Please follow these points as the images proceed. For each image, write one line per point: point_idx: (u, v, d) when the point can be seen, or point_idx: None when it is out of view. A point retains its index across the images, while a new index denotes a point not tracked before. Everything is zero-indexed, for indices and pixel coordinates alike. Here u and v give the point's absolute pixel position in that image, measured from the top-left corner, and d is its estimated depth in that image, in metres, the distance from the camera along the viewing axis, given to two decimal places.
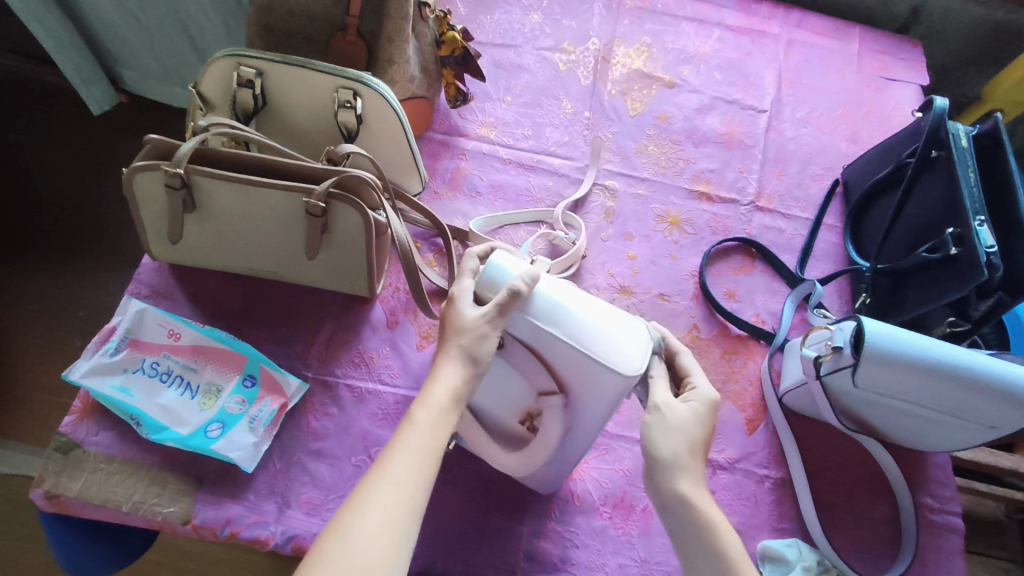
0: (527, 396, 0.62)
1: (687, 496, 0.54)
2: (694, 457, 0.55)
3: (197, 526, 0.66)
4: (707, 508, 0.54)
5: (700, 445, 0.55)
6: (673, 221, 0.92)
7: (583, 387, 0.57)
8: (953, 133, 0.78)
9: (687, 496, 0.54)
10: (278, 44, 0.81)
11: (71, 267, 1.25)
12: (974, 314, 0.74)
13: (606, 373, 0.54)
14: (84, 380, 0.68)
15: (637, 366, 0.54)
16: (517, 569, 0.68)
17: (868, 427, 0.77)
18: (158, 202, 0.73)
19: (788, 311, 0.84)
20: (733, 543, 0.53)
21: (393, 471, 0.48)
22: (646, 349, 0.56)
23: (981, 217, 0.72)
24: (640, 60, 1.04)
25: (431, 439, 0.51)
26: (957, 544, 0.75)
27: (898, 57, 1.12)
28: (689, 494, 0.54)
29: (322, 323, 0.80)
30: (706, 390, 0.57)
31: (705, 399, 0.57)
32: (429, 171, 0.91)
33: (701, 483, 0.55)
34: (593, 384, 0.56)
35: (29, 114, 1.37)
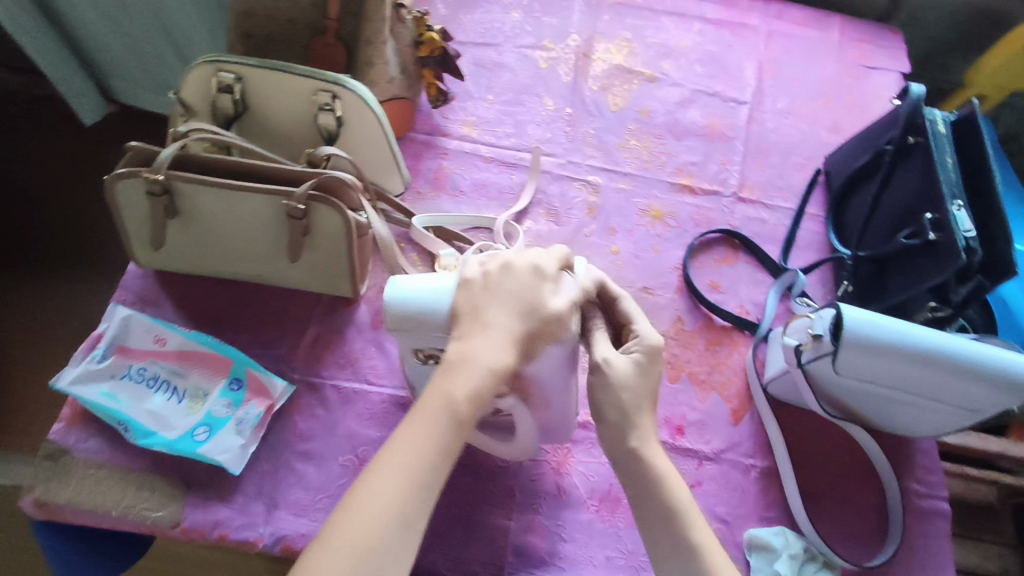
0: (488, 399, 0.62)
1: (636, 446, 0.56)
2: (642, 413, 0.58)
3: (186, 529, 0.66)
4: (656, 461, 0.57)
5: (648, 400, 0.58)
6: (656, 214, 0.92)
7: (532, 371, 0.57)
8: (930, 119, 0.79)
9: (635, 444, 0.57)
10: (257, 49, 0.82)
11: (63, 278, 1.25)
12: (954, 299, 0.73)
13: (559, 347, 0.56)
14: (72, 387, 0.68)
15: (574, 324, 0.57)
16: (505, 564, 0.68)
17: (853, 414, 0.78)
18: (141, 209, 0.73)
19: (772, 301, 0.85)
20: (682, 497, 0.56)
21: (401, 453, 0.50)
22: (574, 304, 0.57)
23: (959, 201, 0.72)
24: (621, 55, 1.05)
25: (447, 427, 0.52)
26: (944, 528, 0.75)
27: (879, 45, 1.12)
28: (642, 450, 0.57)
29: (308, 325, 0.80)
30: (650, 336, 0.58)
31: (650, 345, 0.58)
32: (412, 172, 0.91)
33: (652, 437, 0.58)
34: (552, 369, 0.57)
35: (18, 125, 1.37)
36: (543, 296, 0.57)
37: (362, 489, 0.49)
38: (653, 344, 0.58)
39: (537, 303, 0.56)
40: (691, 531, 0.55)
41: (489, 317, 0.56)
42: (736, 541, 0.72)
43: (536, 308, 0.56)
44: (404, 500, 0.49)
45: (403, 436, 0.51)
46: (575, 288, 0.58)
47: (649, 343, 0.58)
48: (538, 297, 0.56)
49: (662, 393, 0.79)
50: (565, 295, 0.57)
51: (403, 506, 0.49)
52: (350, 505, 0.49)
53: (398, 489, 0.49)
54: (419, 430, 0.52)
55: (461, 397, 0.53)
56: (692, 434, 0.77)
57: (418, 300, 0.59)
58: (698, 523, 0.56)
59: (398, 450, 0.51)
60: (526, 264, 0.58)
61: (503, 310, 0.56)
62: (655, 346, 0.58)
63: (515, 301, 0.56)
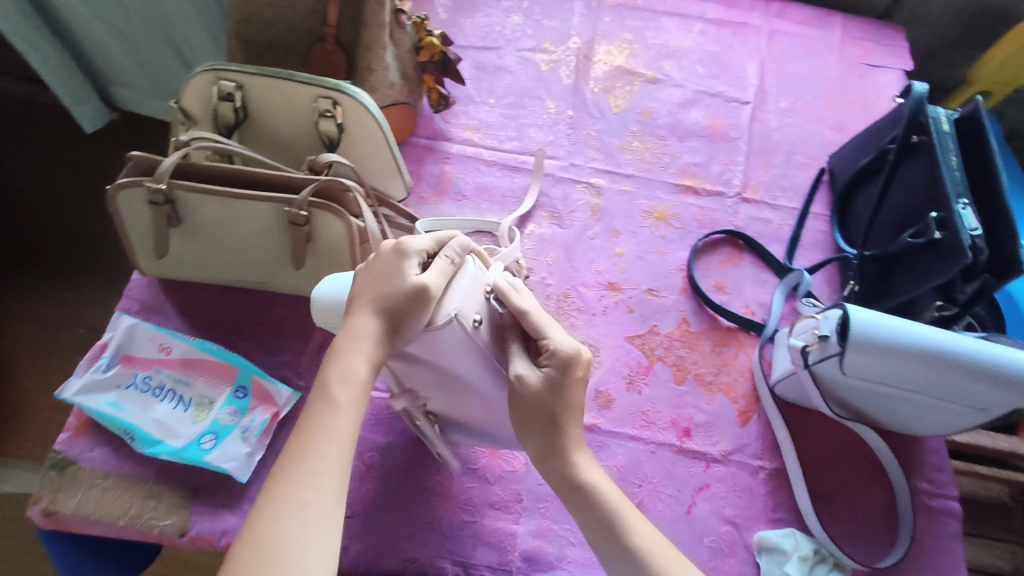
0: (431, 397, 0.63)
1: (566, 456, 0.58)
2: (572, 424, 0.58)
3: (193, 537, 0.66)
4: (593, 475, 0.58)
5: (570, 410, 0.57)
6: (660, 216, 0.92)
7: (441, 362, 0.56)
8: (933, 118, 0.78)
9: (563, 455, 0.58)
10: (259, 57, 0.82)
11: (68, 286, 1.26)
12: (960, 298, 0.73)
13: (437, 333, 0.54)
14: (77, 397, 0.68)
15: (450, 309, 0.54)
16: (513, 569, 0.68)
17: (861, 414, 0.77)
18: (144, 218, 0.73)
19: (778, 302, 0.85)
20: (615, 496, 0.57)
21: (307, 452, 0.48)
22: (456, 291, 0.55)
23: (964, 199, 0.72)
24: (622, 56, 1.05)
25: (347, 420, 0.51)
26: (954, 527, 0.74)
27: (881, 42, 1.11)
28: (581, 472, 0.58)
29: (313, 331, 0.80)
30: (565, 348, 0.56)
31: (563, 359, 0.56)
32: (414, 176, 0.91)
33: (582, 450, 0.59)
34: (459, 357, 0.55)
35: (21, 135, 1.38)
36: (404, 273, 0.54)
37: (259, 534, 0.43)
38: (568, 357, 0.56)
39: (402, 281, 0.53)
40: (630, 542, 0.55)
41: (361, 303, 0.54)
42: (745, 543, 0.71)
43: (398, 287, 0.53)
44: (308, 528, 0.44)
45: (289, 468, 0.47)
46: (447, 264, 0.55)
47: (564, 356, 0.56)
48: (398, 276, 0.53)
49: (668, 395, 0.79)
50: (436, 271, 0.54)
51: (313, 534, 0.44)
52: (243, 554, 0.43)
53: (297, 520, 0.44)
54: (306, 454, 0.48)
55: (344, 394, 0.51)
56: (699, 436, 0.77)
57: (335, 292, 0.60)
58: (640, 530, 0.56)
59: (287, 482, 0.46)
60: (391, 245, 0.56)
61: (371, 294, 0.54)
62: (573, 355, 0.56)
63: (380, 284, 0.54)
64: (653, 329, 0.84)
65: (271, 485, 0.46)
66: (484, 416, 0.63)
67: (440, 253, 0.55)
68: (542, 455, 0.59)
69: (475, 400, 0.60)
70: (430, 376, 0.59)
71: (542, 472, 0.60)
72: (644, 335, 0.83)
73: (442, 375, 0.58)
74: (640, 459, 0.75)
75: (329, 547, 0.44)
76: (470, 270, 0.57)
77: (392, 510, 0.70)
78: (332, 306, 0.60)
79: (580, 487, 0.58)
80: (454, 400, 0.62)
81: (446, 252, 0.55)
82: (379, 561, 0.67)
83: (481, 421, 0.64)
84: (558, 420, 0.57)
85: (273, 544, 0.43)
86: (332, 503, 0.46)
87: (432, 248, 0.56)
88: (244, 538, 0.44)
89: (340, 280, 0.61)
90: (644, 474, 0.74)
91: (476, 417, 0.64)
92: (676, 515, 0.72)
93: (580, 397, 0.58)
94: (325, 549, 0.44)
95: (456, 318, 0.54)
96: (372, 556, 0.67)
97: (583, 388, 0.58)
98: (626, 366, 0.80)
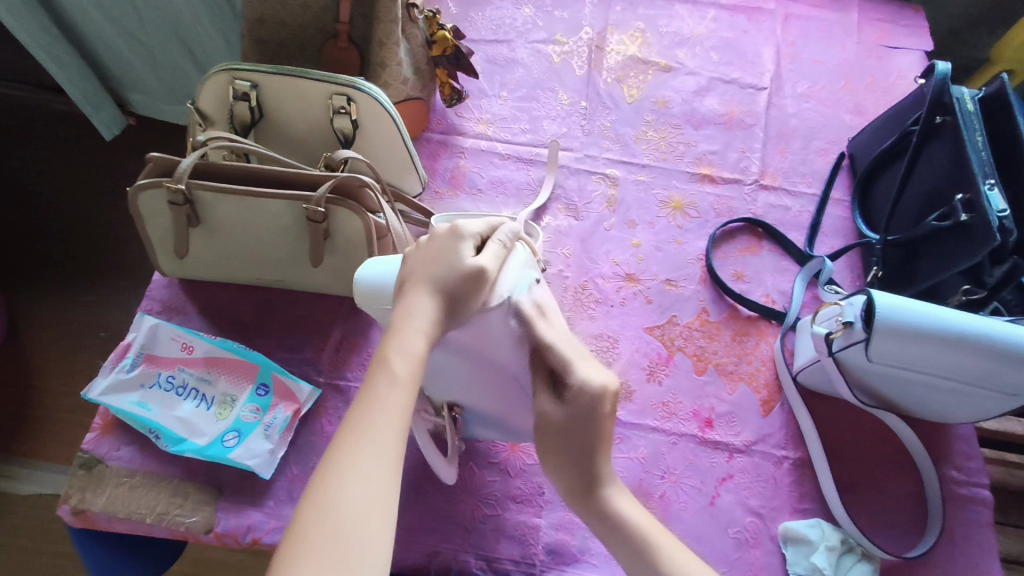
0: (465, 396, 0.64)
1: (599, 485, 0.57)
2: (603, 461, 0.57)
3: (219, 533, 0.67)
4: (630, 512, 0.56)
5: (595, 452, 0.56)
6: (677, 205, 0.91)
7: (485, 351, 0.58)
8: (958, 97, 0.77)
9: (596, 483, 0.57)
10: (272, 56, 0.82)
11: (89, 289, 1.27)
12: (989, 281, 0.71)
13: (490, 314, 0.55)
14: (104, 398, 0.69)
15: (503, 291, 0.55)
16: (536, 563, 0.68)
17: (886, 403, 0.76)
18: (163, 218, 0.74)
19: (799, 289, 0.83)
20: (638, 517, 0.56)
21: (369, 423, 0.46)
22: (510, 275, 0.57)
23: (991, 180, 0.71)
24: (635, 45, 1.04)
25: (405, 389, 0.48)
26: (985, 516, 0.73)
27: (900, 23, 1.09)
28: (614, 500, 0.57)
29: (332, 327, 0.81)
30: (590, 381, 0.54)
31: (589, 396, 0.54)
32: (429, 172, 0.91)
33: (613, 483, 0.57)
34: (504, 344, 0.57)
35: (41, 142, 1.40)
36: (461, 253, 0.54)
37: (321, 506, 0.41)
38: (598, 391, 0.54)
39: (457, 262, 0.54)
40: (661, 564, 0.53)
41: (416, 282, 0.54)
42: (771, 534, 0.71)
43: (455, 267, 0.53)
44: (373, 499, 0.43)
45: (347, 440, 0.45)
46: (500, 248, 0.56)
47: (592, 393, 0.54)
48: (456, 257, 0.54)
49: (688, 386, 0.78)
50: (492, 254, 0.55)
51: (371, 511, 0.42)
52: (305, 526, 0.41)
53: (360, 491, 0.43)
54: (365, 425, 0.46)
55: (403, 367, 0.49)
56: (722, 426, 0.76)
57: (379, 278, 0.60)
58: (670, 547, 0.54)
59: (348, 450, 0.44)
60: (445, 227, 0.56)
61: (427, 273, 0.54)
62: (601, 390, 0.54)
63: (437, 264, 0.54)
64: (672, 319, 0.83)
65: (329, 457, 0.44)
66: (508, 407, 0.64)
67: (493, 237, 0.57)
68: (576, 482, 0.57)
69: (504, 388, 0.61)
70: (457, 366, 0.60)
71: (570, 502, 0.59)
72: (664, 326, 0.82)
73: (475, 362, 0.59)
74: (662, 450, 0.74)
75: (388, 528, 0.42)
76: (520, 257, 0.59)
77: (415, 504, 0.70)
78: (374, 292, 0.60)
79: (610, 519, 0.56)
80: (480, 391, 0.63)
81: (498, 237, 0.57)
82: (404, 556, 0.67)
83: (503, 413, 0.65)
84: (588, 446, 0.56)
85: (335, 519, 0.41)
86: (391, 482, 0.44)
87: (482, 233, 0.58)
88: (305, 509, 0.42)
89: (380, 267, 0.61)
90: (666, 465, 0.73)
91: (498, 410, 0.65)
92: (699, 507, 0.71)
93: (609, 430, 0.56)
94: (382, 528, 0.42)
95: (509, 300, 0.55)
96: (397, 551, 0.67)
97: (613, 422, 0.56)
98: (646, 357, 0.80)
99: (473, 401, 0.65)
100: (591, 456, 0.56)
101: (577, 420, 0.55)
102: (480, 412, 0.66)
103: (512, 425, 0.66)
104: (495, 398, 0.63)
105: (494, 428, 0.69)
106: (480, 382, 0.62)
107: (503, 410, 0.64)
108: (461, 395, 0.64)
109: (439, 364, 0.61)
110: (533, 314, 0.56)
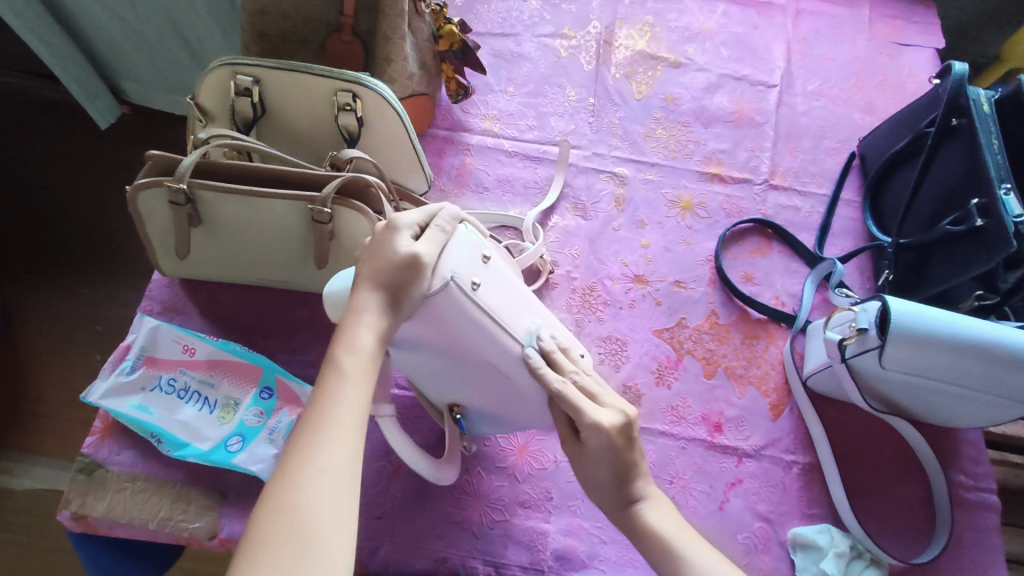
0: (451, 394, 0.63)
1: (627, 504, 0.56)
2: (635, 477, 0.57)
3: (223, 539, 0.66)
4: (660, 524, 0.55)
5: (630, 470, 0.56)
6: (686, 205, 0.90)
7: (451, 345, 0.55)
8: (974, 99, 0.75)
9: (624, 503, 0.57)
10: (274, 49, 0.79)
11: (85, 283, 1.25)
12: (1002, 286, 0.70)
13: (434, 301, 0.52)
14: (103, 401, 0.67)
15: (444, 273, 0.52)
16: (545, 568, 0.68)
17: (898, 408, 0.75)
18: (163, 217, 0.72)
19: (808, 292, 0.83)
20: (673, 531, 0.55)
21: (322, 421, 0.45)
22: (450, 257, 0.53)
23: (1007, 184, 0.70)
24: (643, 40, 1.02)
25: (362, 384, 0.48)
26: (993, 521, 0.73)
27: (911, 20, 1.08)
28: (649, 515, 0.56)
29: (336, 329, 0.79)
30: (601, 421, 0.53)
31: (602, 432, 0.53)
32: (434, 169, 0.89)
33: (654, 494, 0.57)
34: (463, 328, 0.54)
35: (31, 130, 1.36)
36: (396, 244, 0.52)
37: (279, 500, 0.41)
38: (610, 429, 0.54)
39: (392, 255, 0.52)
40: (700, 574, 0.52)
41: (359, 280, 0.53)
42: (780, 539, 0.70)
43: (390, 260, 0.52)
44: (329, 493, 0.42)
45: (301, 436, 0.45)
46: (437, 233, 0.53)
47: (600, 432, 0.53)
48: (390, 249, 0.52)
49: (697, 389, 0.78)
50: (428, 238, 0.53)
51: (332, 502, 0.42)
52: (264, 522, 0.40)
53: (316, 487, 0.42)
54: (318, 423, 0.45)
55: (353, 363, 0.49)
56: (730, 431, 0.76)
57: (345, 284, 0.60)
58: (703, 553, 0.54)
59: (302, 449, 0.44)
60: (382, 222, 0.54)
61: (367, 270, 0.52)
62: (609, 427, 0.53)
63: (376, 260, 0.52)
64: (682, 321, 0.82)
65: (287, 453, 0.44)
66: (500, 403, 0.62)
67: (431, 224, 0.54)
68: (607, 500, 0.58)
69: (485, 376, 0.58)
70: (439, 364, 0.58)
71: (606, 514, 0.59)
72: (672, 328, 0.81)
73: (447, 356, 0.57)
74: (671, 454, 0.73)
75: (349, 516, 0.42)
76: (463, 236, 0.55)
77: (422, 509, 0.69)
78: (341, 300, 0.60)
79: (643, 534, 0.55)
80: (471, 387, 0.60)
81: (437, 221, 0.54)
82: (411, 562, 0.66)
83: (501, 409, 0.63)
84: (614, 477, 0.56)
85: (295, 511, 0.41)
86: (349, 471, 0.44)
87: (422, 222, 0.55)
88: (263, 507, 0.41)
89: (349, 273, 0.60)
90: (675, 470, 0.72)
91: (494, 406, 0.62)
92: (707, 512, 0.71)
93: (636, 456, 0.56)
94: (344, 516, 0.42)
95: (451, 281, 0.52)
96: (404, 557, 0.66)
97: (635, 450, 0.56)
98: (655, 360, 0.79)
99: (457, 398, 0.63)
100: (617, 483, 0.56)
101: (597, 456, 0.55)
102: (479, 409, 0.64)
103: (512, 416, 0.64)
104: (486, 392, 0.60)
105: (498, 424, 0.66)
106: (466, 381, 0.60)
107: (497, 406, 0.62)
108: (453, 393, 0.63)
109: (422, 364, 0.59)
110: (538, 362, 0.55)
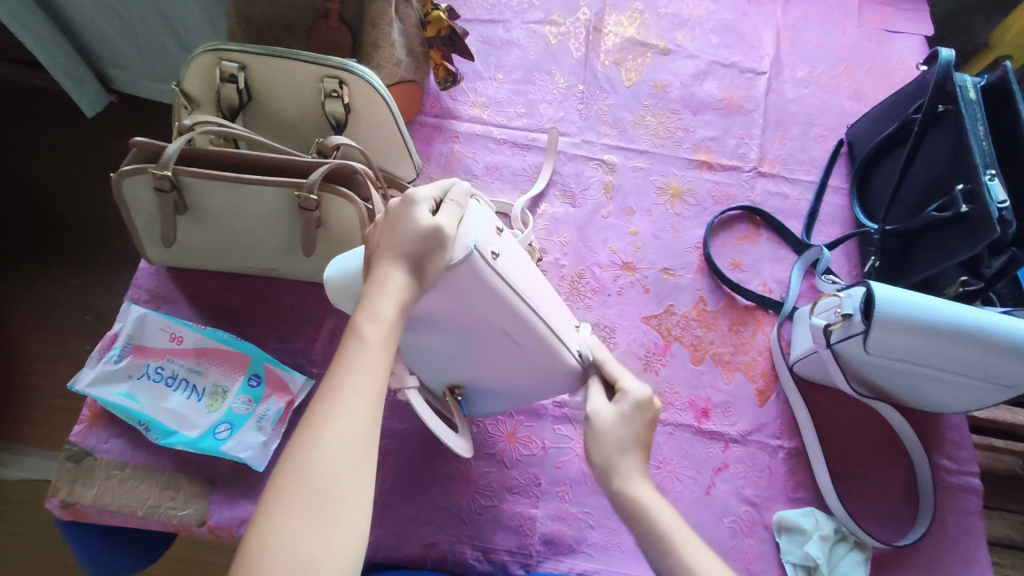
0: (454, 373, 0.64)
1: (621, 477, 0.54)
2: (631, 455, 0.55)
3: (213, 526, 0.66)
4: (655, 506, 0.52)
5: (637, 446, 0.56)
6: (675, 192, 0.90)
7: (466, 316, 0.56)
8: (960, 85, 0.76)
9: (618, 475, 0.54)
10: (259, 35, 0.78)
11: (74, 273, 1.24)
12: (986, 272, 0.71)
13: (456, 271, 0.52)
14: (91, 389, 0.67)
15: (466, 244, 0.52)
16: (532, 553, 0.68)
17: (882, 393, 0.76)
18: (149, 204, 0.71)
19: (796, 278, 0.83)
20: (668, 520, 0.52)
21: (342, 388, 0.44)
22: (471, 228, 0.53)
23: (992, 170, 0.70)
24: (633, 27, 1.01)
25: (382, 353, 0.47)
26: (975, 504, 0.74)
27: (901, 7, 1.08)
28: (639, 492, 0.53)
29: (326, 316, 0.79)
30: (637, 390, 0.57)
31: (636, 402, 0.56)
32: (422, 156, 0.89)
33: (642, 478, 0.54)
34: (482, 299, 0.54)
35: (17, 119, 1.35)
36: (415, 216, 0.51)
37: (297, 463, 0.40)
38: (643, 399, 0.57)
39: (414, 228, 0.51)
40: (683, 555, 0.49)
41: (379, 255, 0.52)
42: (765, 523, 0.71)
43: (412, 232, 0.51)
44: (349, 463, 0.41)
45: (322, 401, 0.43)
46: (455, 207, 0.53)
47: (635, 400, 0.56)
48: (410, 221, 0.51)
49: (685, 375, 0.78)
50: (447, 210, 0.53)
51: (350, 471, 0.41)
52: (282, 484, 0.40)
53: (336, 454, 0.41)
54: (341, 390, 0.44)
55: (374, 333, 0.47)
56: (717, 416, 0.76)
57: (345, 271, 0.60)
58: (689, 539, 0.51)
59: (323, 414, 0.43)
60: (397, 198, 0.53)
61: (388, 243, 0.51)
62: (644, 402, 0.57)
63: (396, 232, 0.52)
64: (670, 308, 0.82)
65: (308, 415, 0.43)
66: (510, 376, 0.62)
67: (447, 198, 0.54)
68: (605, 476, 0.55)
69: (497, 346, 0.59)
70: (449, 341, 0.59)
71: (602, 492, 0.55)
72: (660, 315, 0.82)
73: (461, 328, 0.57)
74: (658, 440, 0.74)
75: (366, 487, 0.42)
76: (480, 210, 0.55)
77: (411, 495, 0.69)
78: (343, 284, 0.60)
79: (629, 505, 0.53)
80: (479, 361, 0.61)
81: (453, 196, 0.54)
82: (400, 547, 0.67)
83: (509, 383, 0.63)
84: (625, 447, 0.55)
85: (314, 477, 0.40)
86: (369, 441, 0.43)
87: (439, 195, 0.54)
88: (282, 467, 0.41)
89: (348, 260, 0.60)
90: (662, 455, 0.73)
91: (502, 380, 0.63)
92: (694, 496, 0.71)
93: (648, 441, 0.57)
94: (359, 485, 0.41)
95: (473, 251, 0.52)
96: (393, 543, 0.67)
97: (652, 434, 0.57)
98: (643, 347, 0.79)
99: (461, 376, 0.64)
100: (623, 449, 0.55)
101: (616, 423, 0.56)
102: (484, 387, 0.65)
103: (517, 391, 0.65)
104: (496, 365, 0.61)
105: (500, 400, 0.67)
106: (475, 354, 0.60)
107: (504, 381, 0.63)
108: (459, 371, 0.63)
109: (430, 342, 0.59)
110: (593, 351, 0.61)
